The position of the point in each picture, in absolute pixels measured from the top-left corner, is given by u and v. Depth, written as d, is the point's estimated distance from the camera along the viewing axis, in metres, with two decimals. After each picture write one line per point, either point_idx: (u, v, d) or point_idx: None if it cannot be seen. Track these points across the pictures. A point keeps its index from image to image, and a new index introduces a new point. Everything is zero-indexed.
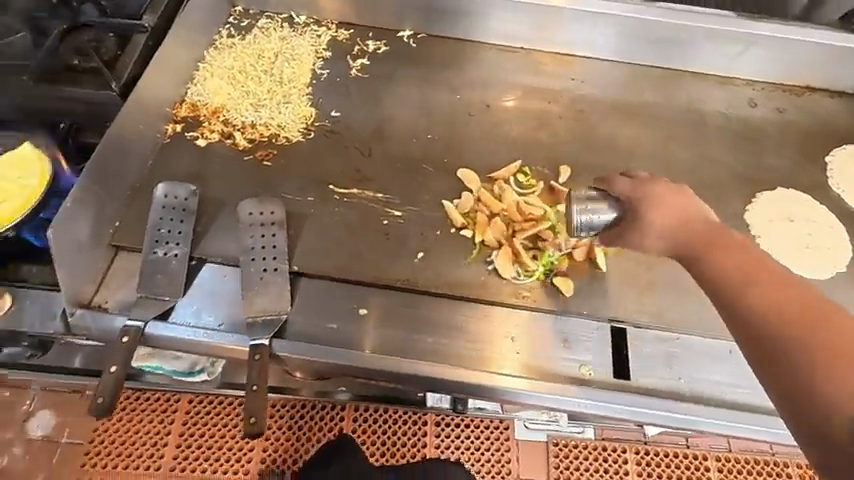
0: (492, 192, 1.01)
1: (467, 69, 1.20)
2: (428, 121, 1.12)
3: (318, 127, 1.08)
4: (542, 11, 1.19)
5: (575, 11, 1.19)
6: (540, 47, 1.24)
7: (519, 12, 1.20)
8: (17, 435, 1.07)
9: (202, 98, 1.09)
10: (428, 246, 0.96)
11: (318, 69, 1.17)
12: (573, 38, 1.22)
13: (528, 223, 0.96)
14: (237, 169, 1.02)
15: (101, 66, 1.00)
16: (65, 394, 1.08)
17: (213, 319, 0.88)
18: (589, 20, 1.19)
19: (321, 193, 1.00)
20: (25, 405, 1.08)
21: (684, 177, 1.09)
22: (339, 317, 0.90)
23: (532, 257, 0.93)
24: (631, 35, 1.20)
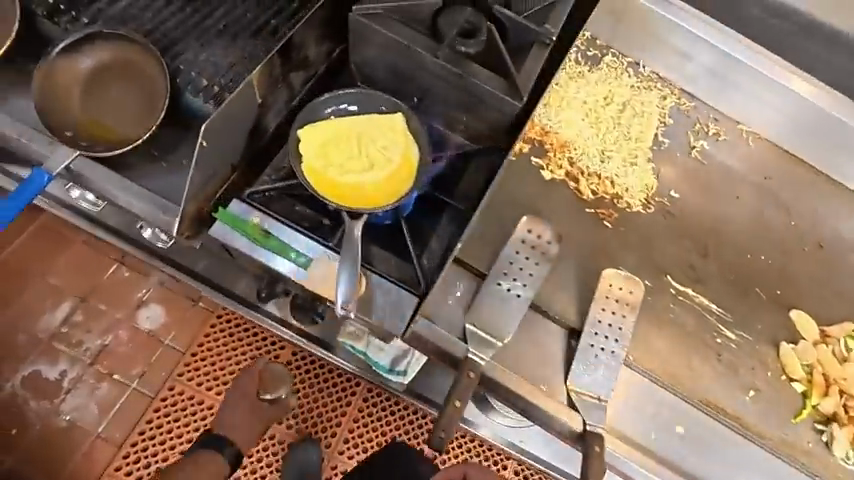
0: (827, 351, 0.94)
1: (802, 194, 1.10)
2: (761, 237, 1.04)
3: (658, 203, 1.00)
4: None
5: None
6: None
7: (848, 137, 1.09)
8: (125, 318, 1.06)
9: (553, 125, 1.01)
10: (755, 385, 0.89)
11: (661, 136, 1.08)
12: None
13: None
14: (578, 220, 0.95)
15: (494, 62, 0.90)
16: (181, 296, 1.08)
17: (541, 379, 0.83)
18: None
19: (658, 281, 0.93)
20: (139, 292, 1.07)
21: None
22: (661, 428, 0.83)
23: None
24: None
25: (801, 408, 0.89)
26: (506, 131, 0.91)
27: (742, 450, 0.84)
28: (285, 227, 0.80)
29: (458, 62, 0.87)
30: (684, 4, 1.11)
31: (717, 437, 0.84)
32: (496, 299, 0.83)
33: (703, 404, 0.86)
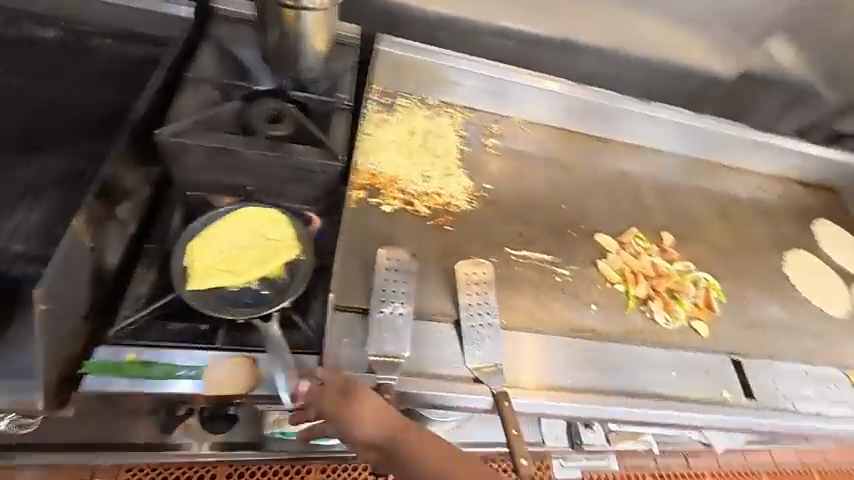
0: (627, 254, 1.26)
1: (571, 152, 1.48)
2: (558, 193, 1.35)
3: (479, 197, 1.25)
4: (630, 112, 1.51)
5: (640, 113, 1.52)
6: (622, 137, 1.55)
7: (606, 110, 1.50)
8: None
9: (377, 168, 1.20)
10: (595, 299, 1.16)
11: (462, 146, 1.35)
12: (637, 132, 1.54)
13: (663, 279, 1.23)
14: (425, 233, 1.13)
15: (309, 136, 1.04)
16: None
17: (446, 372, 0.95)
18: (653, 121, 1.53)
19: (501, 255, 1.16)
20: None
21: (741, 242, 1.44)
22: (546, 364, 1.03)
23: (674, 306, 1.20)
24: (681, 133, 1.55)
25: (628, 301, 1.17)
26: (339, 188, 1.06)
27: (604, 351, 1.08)
28: (160, 350, 0.83)
29: (275, 146, 0.99)
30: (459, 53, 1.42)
31: (585, 350, 1.07)
32: (383, 324, 0.93)
33: (567, 331, 1.09)
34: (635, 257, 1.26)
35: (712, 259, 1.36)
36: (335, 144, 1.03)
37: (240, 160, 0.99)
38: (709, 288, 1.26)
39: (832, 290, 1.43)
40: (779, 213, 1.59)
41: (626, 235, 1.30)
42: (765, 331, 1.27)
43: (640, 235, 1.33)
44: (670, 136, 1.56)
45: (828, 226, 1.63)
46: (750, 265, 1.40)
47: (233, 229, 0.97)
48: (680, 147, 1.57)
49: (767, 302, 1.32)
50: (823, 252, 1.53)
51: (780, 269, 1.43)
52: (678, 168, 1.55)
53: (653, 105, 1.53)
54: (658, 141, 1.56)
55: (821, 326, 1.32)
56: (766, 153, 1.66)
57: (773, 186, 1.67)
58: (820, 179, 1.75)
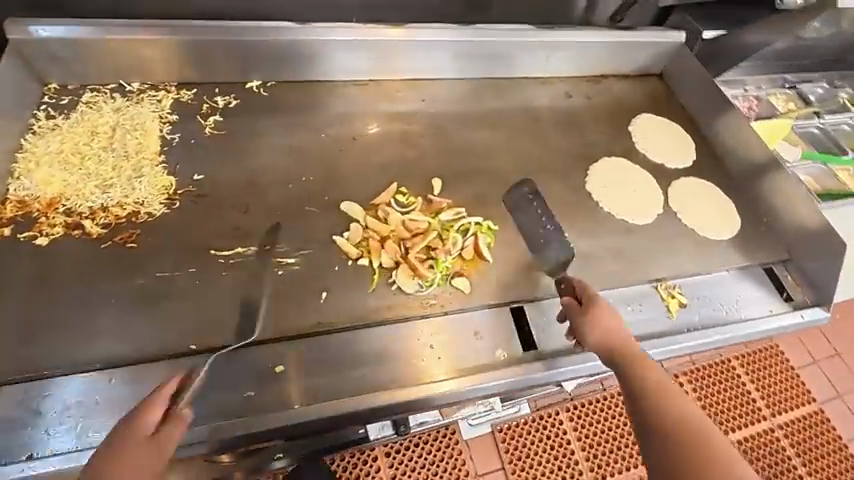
0: (377, 218, 1.09)
1: (324, 109, 1.26)
2: (298, 164, 1.14)
3: (182, 195, 1.03)
4: (387, 44, 1.30)
5: (402, 43, 1.31)
6: (391, 76, 1.35)
7: (357, 49, 1.29)
8: None
9: (33, 192, 0.96)
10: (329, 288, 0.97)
11: (168, 134, 1.11)
12: (404, 65, 1.34)
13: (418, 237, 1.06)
14: (97, 260, 0.92)
15: None
16: None
17: (107, 431, 0.78)
18: (419, 48, 1.33)
19: (203, 261, 0.95)
20: None
21: (534, 166, 1.27)
22: (255, 382, 0.86)
23: (429, 267, 1.03)
24: (454, 56, 1.37)
25: (371, 279, 1.00)
26: None
27: (336, 347, 0.92)
28: None
29: None
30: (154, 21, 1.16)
31: (309, 352, 0.90)
32: None
33: (289, 333, 0.91)
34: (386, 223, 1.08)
35: (493, 195, 1.18)
36: None
37: None
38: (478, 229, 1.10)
39: (644, 195, 1.26)
40: (586, 120, 1.41)
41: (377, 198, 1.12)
42: (556, 263, 1.11)
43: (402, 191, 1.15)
44: (444, 61, 1.37)
45: (647, 120, 1.45)
46: (543, 190, 1.23)
47: None
48: (461, 71, 1.40)
49: (559, 229, 1.16)
50: (638, 152, 1.36)
51: (582, 185, 1.25)
52: (457, 98, 1.38)
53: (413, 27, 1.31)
54: (433, 70, 1.38)
55: (624, 239, 1.17)
56: (567, 53, 1.46)
57: (583, 89, 1.50)
58: (639, 69, 1.56)
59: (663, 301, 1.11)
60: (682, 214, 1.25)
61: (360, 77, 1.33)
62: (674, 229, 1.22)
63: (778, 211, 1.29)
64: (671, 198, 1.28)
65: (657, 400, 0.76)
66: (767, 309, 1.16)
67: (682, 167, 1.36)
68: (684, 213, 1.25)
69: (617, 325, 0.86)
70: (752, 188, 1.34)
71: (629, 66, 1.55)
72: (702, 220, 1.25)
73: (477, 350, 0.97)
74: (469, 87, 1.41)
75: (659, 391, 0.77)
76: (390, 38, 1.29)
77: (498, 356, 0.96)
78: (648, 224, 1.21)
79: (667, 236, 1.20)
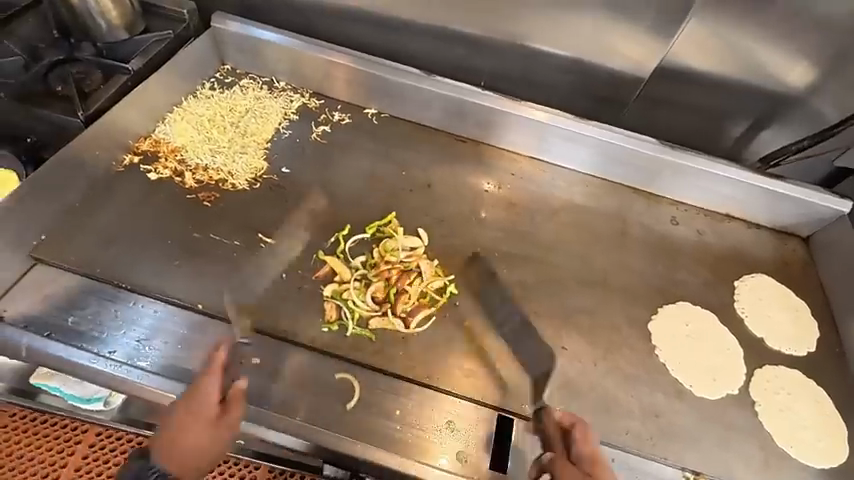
0: (384, 253, 1.06)
1: (418, 150, 1.33)
2: (370, 189, 1.21)
3: (265, 180, 1.17)
4: (500, 115, 1.31)
5: (513, 116, 1.31)
6: (492, 142, 1.35)
7: (469, 110, 1.33)
8: None
9: (167, 137, 1.18)
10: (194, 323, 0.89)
11: (283, 129, 1.28)
12: (510, 136, 1.33)
13: (398, 280, 1.02)
14: (177, 206, 1.08)
15: (76, 95, 1.12)
16: None
17: (107, 344, 0.91)
18: (529, 125, 1.31)
19: (248, 240, 1.05)
20: None
21: (598, 280, 1.15)
22: (231, 363, 0.92)
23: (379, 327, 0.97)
24: (564, 144, 1.31)
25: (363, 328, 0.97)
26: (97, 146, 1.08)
27: (312, 367, 0.93)
28: None
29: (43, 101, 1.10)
30: (320, 40, 1.37)
31: (285, 359, 0.93)
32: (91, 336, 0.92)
33: (275, 334, 0.96)
34: (368, 265, 1.04)
35: (537, 291, 1.10)
36: (93, 102, 1.12)
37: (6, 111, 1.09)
38: (500, 320, 1.04)
39: (718, 365, 1.04)
40: (685, 255, 1.23)
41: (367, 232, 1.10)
42: (572, 392, 0.97)
43: (387, 221, 1.14)
44: (550, 145, 1.33)
45: (762, 282, 1.22)
46: (596, 308, 1.09)
47: None
48: (565, 159, 1.34)
49: (593, 357, 1.02)
50: (733, 312, 1.14)
51: (644, 322, 1.08)
52: (550, 181, 1.32)
53: (531, 106, 1.30)
54: (537, 150, 1.34)
55: (668, 404, 0.97)
56: (691, 181, 1.31)
57: (702, 223, 1.32)
58: (777, 224, 1.33)
59: None
60: (760, 409, 0.99)
61: (461, 133, 1.36)
62: (741, 420, 0.97)
63: None
64: (755, 385, 1.02)
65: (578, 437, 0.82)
66: None
67: (791, 355, 1.09)
68: (764, 408, 0.99)
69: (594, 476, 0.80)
70: None
71: (765, 216, 1.32)
72: (789, 432, 0.97)
73: (441, 440, 0.89)
74: (569, 178, 1.34)
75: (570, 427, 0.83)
76: (504, 110, 1.30)
77: (460, 459, 0.87)
78: (710, 401, 0.98)
79: (727, 425, 0.96)
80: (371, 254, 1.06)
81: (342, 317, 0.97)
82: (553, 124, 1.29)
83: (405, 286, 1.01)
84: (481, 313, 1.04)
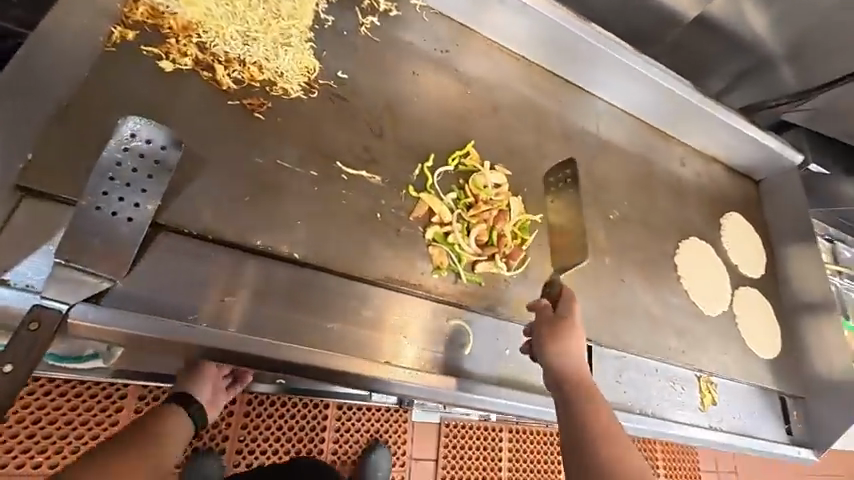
0: (476, 191, 0.98)
1: (476, 64, 1.16)
2: (438, 109, 1.05)
3: (322, 86, 0.91)
4: (565, 35, 1.22)
5: (573, 36, 1.22)
6: (543, 64, 1.27)
7: (532, 23, 1.19)
8: None
9: (169, 5, 0.81)
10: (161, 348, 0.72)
11: (323, 13, 0.97)
12: (562, 59, 1.27)
13: (497, 221, 0.96)
14: (219, 116, 0.79)
15: None
16: None
17: (184, 309, 0.70)
18: (585, 50, 1.25)
19: (325, 169, 0.85)
20: None
21: (638, 217, 1.26)
22: (340, 317, 0.80)
23: (485, 271, 0.93)
24: (612, 74, 1.31)
25: (473, 273, 0.92)
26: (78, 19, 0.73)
27: (427, 315, 0.86)
28: None
29: None
30: None
31: (399, 309, 0.84)
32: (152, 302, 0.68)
33: (382, 281, 0.84)
34: (463, 204, 0.95)
35: (599, 228, 1.16)
36: None
37: None
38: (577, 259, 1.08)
39: (716, 289, 1.30)
40: (689, 195, 1.42)
41: (451, 166, 0.99)
42: (632, 318, 1.11)
43: (467, 151, 1.02)
44: (598, 74, 1.31)
45: (735, 218, 1.49)
46: (640, 243, 1.22)
47: None
48: (606, 90, 1.35)
49: (643, 289, 1.16)
50: (721, 244, 1.39)
51: (671, 256, 1.26)
52: (591, 115, 1.33)
53: (593, 28, 1.23)
54: (583, 78, 1.31)
55: (690, 322, 1.20)
56: (699, 125, 1.46)
57: (697, 165, 1.50)
58: (745, 166, 1.60)
59: (701, 393, 1.16)
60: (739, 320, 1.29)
61: (515, 50, 1.24)
62: (731, 329, 1.26)
63: (809, 352, 1.37)
64: (735, 302, 1.32)
65: (609, 439, 0.66)
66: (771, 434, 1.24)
67: (752, 277, 1.40)
68: (741, 319, 1.30)
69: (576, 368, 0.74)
70: (797, 320, 1.41)
71: (735, 160, 1.58)
72: (753, 335, 1.30)
73: None
74: (605, 113, 1.36)
75: (602, 433, 0.66)
76: (569, 30, 1.21)
77: None
78: (713, 317, 1.25)
79: (724, 335, 1.24)
80: (463, 192, 0.97)
81: (450, 262, 0.90)
82: (607, 51, 1.26)
83: (503, 228, 0.96)
84: None
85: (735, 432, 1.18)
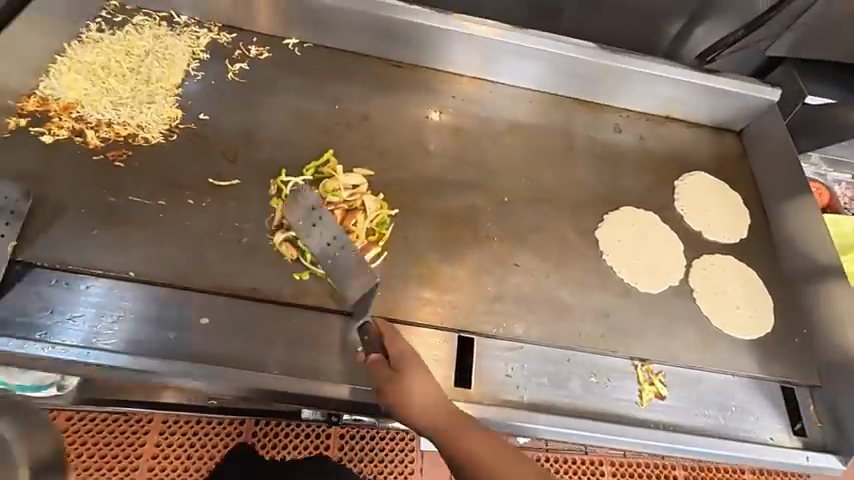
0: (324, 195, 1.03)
1: (349, 80, 1.21)
2: (302, 128, 1.12)
3: (182, 129, 1.05)
4: (431, 32, 1.21)
5: (438, 31, 1.21)
6: (422, 63, 1.25)
7: (390, 31, 1.21)
8: None
9: (56, 93, 1.03)
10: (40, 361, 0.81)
11: (192, 71, 1.14)
12: (439, 54, 1.24)
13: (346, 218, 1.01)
14: (85, 169, 0.97)
15: None
16: None
17: (34, 329, 0.83)
18: (458, 40, 1.22)
19: (174, 198, 0.97)
20: None
21: (547, 195, 1.14)
22: (178, 326, 0.88)
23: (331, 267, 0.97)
24: (498, 55, 1.24)
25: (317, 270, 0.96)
26: None
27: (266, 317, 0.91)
28: None
29: None
30: None
31: (237, 313, 0.90)
32: (8, 323, 0.82)
33: (219, 290, 0.91)
34: None
35: (488, 213, 1.09)
36: None
37: None
38: (454, 247, 1.03)
39: (661, 261, 1.10)
40: (628, 162, 1.25)
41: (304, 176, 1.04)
42: (529, 304, 1.01)
43: (325, 160, 1.08)
44: (483, 58, 1.24)
45: (700, 179, 1.26)
46: (546, 222, 1.10)
47: None
48: (501, 72, 1.26)
49: (548, 271, 1.04)
50: (673, 210, 1.19)
51: (592, 231, 1.11)
52: (492, 99, 1.26)
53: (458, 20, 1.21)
54: (469, 67, 1.26)
55: (615, 302, 1.03)
56: (632, 85, 1.28)
57: (644, 128, 1.31)
58: (715, 120, 1.34)
59: (638, 386, 0.96)
60: (699, 296, 1.07)
61: (393, 58, 1.25)
62: (680, 307, 1.05)
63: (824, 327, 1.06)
64: (694, 275, 1.09)
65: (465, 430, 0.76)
66: (767, 435, 0.97)
67: (723, 243, 1.17)
68: (702, 293, 1.07)
69: (392, 334, 0.85)
70: (800, 289, 1.12)
71: (705, 114, 1.33)
72: (723, 312, 1.06)
73: None
74: (512, 95, 1.27)
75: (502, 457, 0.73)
76: (434, 26, 1.20)
77: None
78: (653, 296, 1.05)
79: (667, 314, 1.04)
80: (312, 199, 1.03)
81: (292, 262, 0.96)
82: (475, 34, 1.21)
83: (352, 225, 1.00)
84: (434, 243, 1.03)
85: (702, 434, 0.94)
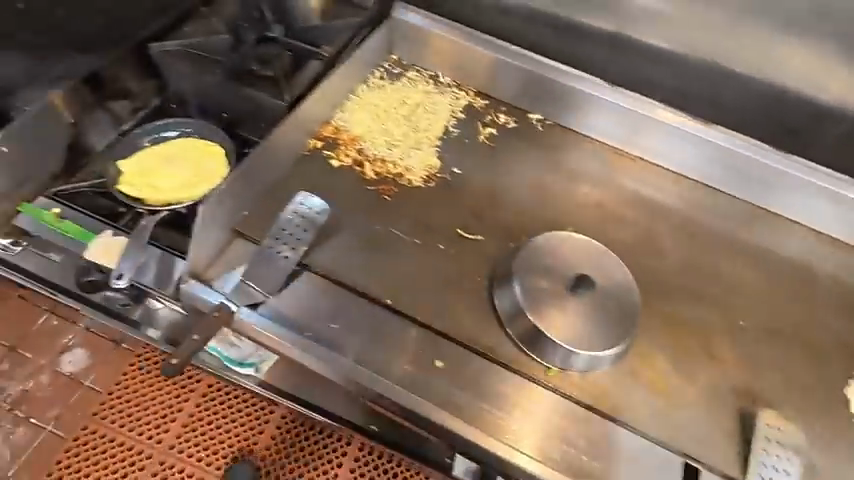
0: None
1: (585, 163, 1.25)
2: (538, 200, 1.17)
3: (439, 178, 1.16)
4: (647, 121, 1.22)
5: (658, 121, 1.21)
6: (628, 150, 1.26)
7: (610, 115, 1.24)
8: None
9: (346, 125, 1.20)
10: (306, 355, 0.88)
11: (451, 128, 1.26)
12: (651, 145, 1.24)
13: None
14: (361, 196, 1.10)
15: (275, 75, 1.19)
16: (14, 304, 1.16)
17: (303, 328, 0.92)
18: (679, 135, 1.21)
19: (427, 240, 1.06)
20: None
21: (787, 331, 1.04)
22: (416, 361, 0.92)
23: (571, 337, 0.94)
24: (712, 156, 1.20)
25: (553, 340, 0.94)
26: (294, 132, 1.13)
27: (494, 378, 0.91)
28: (78, 213, 0.97)
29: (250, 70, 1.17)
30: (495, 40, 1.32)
31: (468, 366, 0.92)
32: (285, 317, 0.93)
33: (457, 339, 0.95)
34: None
35: (720, 333, 1.02)
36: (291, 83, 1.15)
37: (218, 91, 1.15)
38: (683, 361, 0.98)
39: None
40: None
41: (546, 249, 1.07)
42: None
43: None
44: (698, 158, 1.22)
45: None
46: (785, 361, 1.01)
47: (184, 153, 1.06)
48: (710, 173, 1.22)
49: (785, 416, 0.95)
50: None
51: (838, 387, 0.99)
52: (730, 211, 1.20)
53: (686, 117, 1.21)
54: (677, 162, 1.24)
55: None
56: None
57: None
58: None
59: None
60: None
61: (614, 144, 1.27)
62: None
63: None
64: None
65: None
66: None
67: None
68: None
69: None
70: None
71: None
72: None
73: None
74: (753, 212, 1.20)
75: None
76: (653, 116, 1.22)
77: None
78: None
79: None
80: None
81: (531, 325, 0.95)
82: (695, 131, 1.19)
83: None
84: (664, 350, 0.98)
85: None
